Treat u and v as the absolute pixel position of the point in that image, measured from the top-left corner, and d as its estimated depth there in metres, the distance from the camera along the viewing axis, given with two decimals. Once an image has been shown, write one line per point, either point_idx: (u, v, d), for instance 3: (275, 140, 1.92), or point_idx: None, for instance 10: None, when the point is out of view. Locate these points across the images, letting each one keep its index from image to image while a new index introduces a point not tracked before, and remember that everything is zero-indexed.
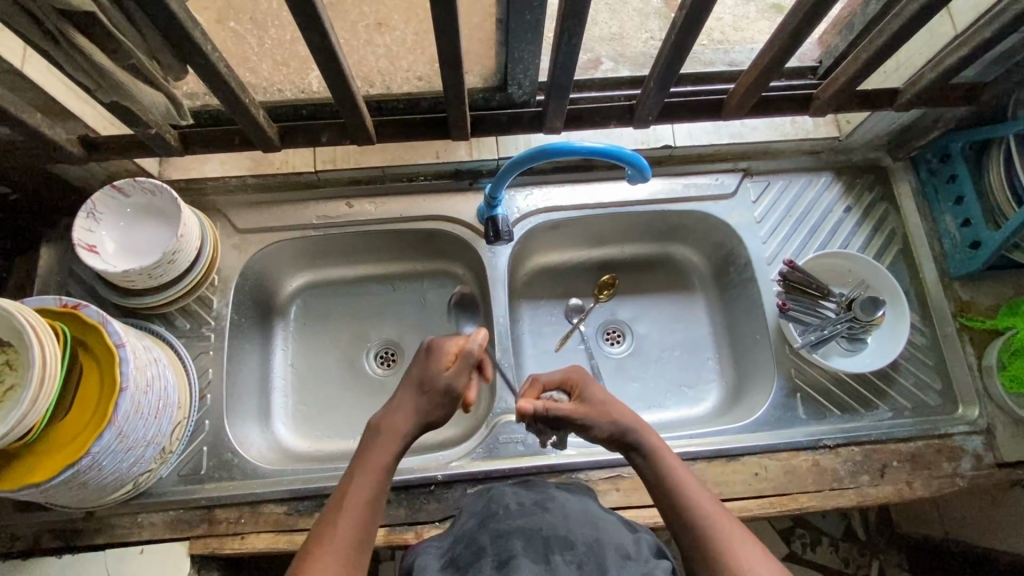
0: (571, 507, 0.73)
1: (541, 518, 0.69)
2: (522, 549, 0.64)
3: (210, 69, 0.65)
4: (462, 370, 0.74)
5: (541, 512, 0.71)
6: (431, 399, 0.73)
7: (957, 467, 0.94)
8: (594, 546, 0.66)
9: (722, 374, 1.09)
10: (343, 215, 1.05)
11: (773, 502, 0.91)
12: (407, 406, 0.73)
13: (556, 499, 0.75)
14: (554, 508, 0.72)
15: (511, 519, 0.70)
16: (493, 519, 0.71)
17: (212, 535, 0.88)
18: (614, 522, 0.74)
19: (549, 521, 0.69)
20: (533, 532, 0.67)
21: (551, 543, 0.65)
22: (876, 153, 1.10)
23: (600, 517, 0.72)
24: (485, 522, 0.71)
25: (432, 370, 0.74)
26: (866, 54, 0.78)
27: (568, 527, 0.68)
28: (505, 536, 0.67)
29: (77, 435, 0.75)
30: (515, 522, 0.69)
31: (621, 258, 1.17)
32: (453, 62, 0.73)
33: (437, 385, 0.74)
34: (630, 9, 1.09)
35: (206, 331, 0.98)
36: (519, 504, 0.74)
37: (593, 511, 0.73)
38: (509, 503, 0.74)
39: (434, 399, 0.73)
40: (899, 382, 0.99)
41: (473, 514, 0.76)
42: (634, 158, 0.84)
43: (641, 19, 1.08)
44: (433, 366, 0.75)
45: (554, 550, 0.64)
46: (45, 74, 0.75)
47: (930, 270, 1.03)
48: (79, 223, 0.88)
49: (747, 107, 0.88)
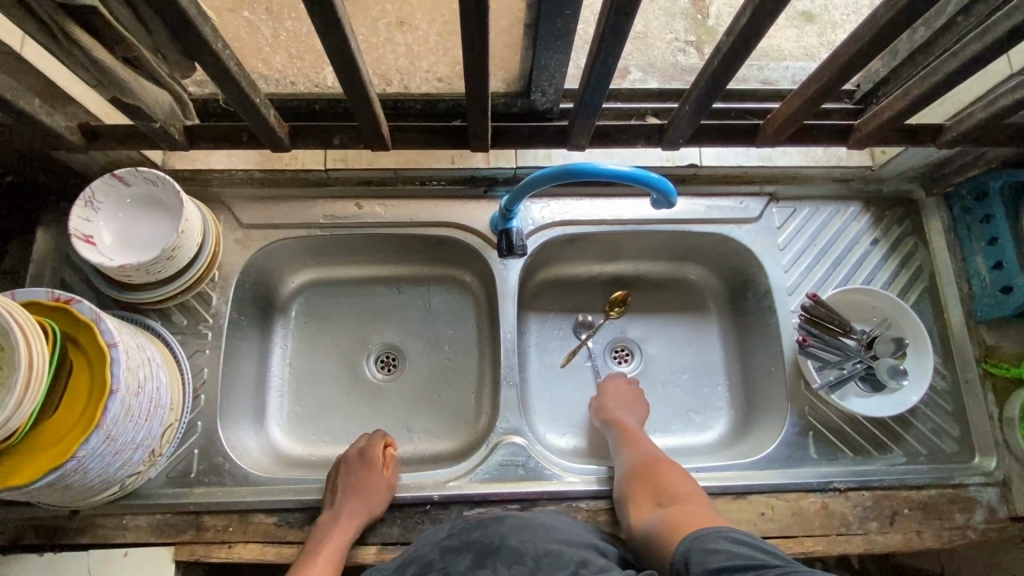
0: (532, 521, 0.77)
1: (496, 531, 0.75)
2: (469, 563, 0.70)
3: (220, 69, 0.61)
4: (383, 500, 0.86)
5: (497, 526, 0.76)
6: (370, 502, 0.85)
7: (970, 519, 0.91)
8: (540, 560, 0.69)
9: (731, 402, 1.06)
10: (351, 216, 1.01)
11: (778, 544, 0.88)
12: (348, 525, 0.82)
13: (517, 516, 0.79)
14: (512, 522, 0.77)
15: (469, 532, 0.76)
16: (452, 534, 0.76)
17: (198, 541, 0.86)
18: (563, 527, 0.77)
19: (501, 535, 0.74)
20: (484, 546, 0.72)
21: (495, 555, 0.70)
22: (908, 185, 1.05)
23: (550, 525, 0.76)
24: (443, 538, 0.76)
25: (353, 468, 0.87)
26: (915, 90, 0.74)
27: (520, 539, 0.73)
28: (456, 549, 0.73)
29: (62, 437, 0.72)
30: (470, 536, 0.75)
31: (634, 275, 1.13)
32: (479, 71, 0.69)
33: (365, 487, 0.85)
34: (656, 8, 1.05)
35: (203, 328, 0.95)
36: (480, 521, 0.78)
37: (547, 525, 0.76)
38: (466, 522, 0.79)
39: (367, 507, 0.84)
40: (916, 427, 0.95)
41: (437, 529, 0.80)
42: (661, 182, 0.80)
43: (666, 19, 1.04)
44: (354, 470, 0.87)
45: (498, 561, 0.70)
46: (45, 58, 0.71)
47: (956, 311, 1.00)
48: (76, 212, 0.84)
49: (784, 135, 0.84)
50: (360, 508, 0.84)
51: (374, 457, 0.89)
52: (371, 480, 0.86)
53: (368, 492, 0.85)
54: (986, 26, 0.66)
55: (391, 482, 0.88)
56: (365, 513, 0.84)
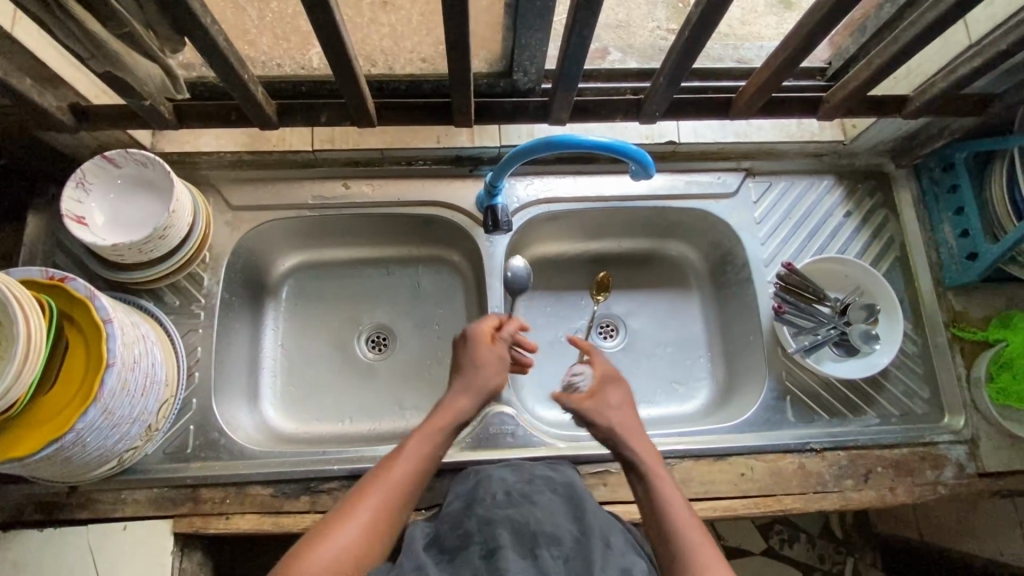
0: (559, 501, 0.71)
1: (529, 509, 0.67)
2: (510, 541, 0.63)
3: (208, 43, 0.63)
4: (498, 380, 0.85)
5: (529, 504, 0.68)
6: (483, 380, 0.83)
7: (940, 475, 0.95)
8: (581, 543, 0.64)
9: (712, 372, 1.10)
10: (339, 196, 1.03)
11: (757, 502, 0.91)
12: (462, 400, 0.81)
13: (543, 492, 0.72)
14: (542, 500, 0.70)
15: (499, 508, 0.68)
16: (480, 506, 0.69)
17: (196, 514, 0.88)
18: (591, 506, 0.70)
19: (537, 516, 0.66)
20: (521, 526, 0.65)
21: (538, 537, 0.63)
22: (879, 159, 1.09)
23: (584, 505, 0.69)
24: (472, 509, 0.69)
25: (484, 349, 0.86)
26: (880, 59, 0.78)
27: (555, 522, 0.66)
28: (493, 523, 0.65)
29: (61, 409, 0.74)
30: (502, 512, 0.67)
31: (617, 253, 1.16)
32: (461, 46, 0.71)
33: (481, 364, 0.85)
34: None
35: (195, 308, 0.97)
36: (506, 495, 0.71)
37: (581, 501, 0.70)
38: (495, 489, 0.71)
39: (470, 385, 0.83)
40: (888, 389, 0.99)
41: (461, 498, 0.74)
42: (640, 153, 0.82)
43: (649, 7, 1.06)
44: (481, 345, 0.86)
45: (540, 545, 0.63)
46: (35, 37, 0.72)
47: (925, 279, 1.04)
48: (67, 193, 0.86)
49: (756, 108, 0.88)
50: (471, 385, 0.83)
51: (482, 335, 0.87)
52: (492, 364, 0.85)
53: (483, 370, 0.84)
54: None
55: (502, 360, 0.86)
56: (479, 391, 0.83)
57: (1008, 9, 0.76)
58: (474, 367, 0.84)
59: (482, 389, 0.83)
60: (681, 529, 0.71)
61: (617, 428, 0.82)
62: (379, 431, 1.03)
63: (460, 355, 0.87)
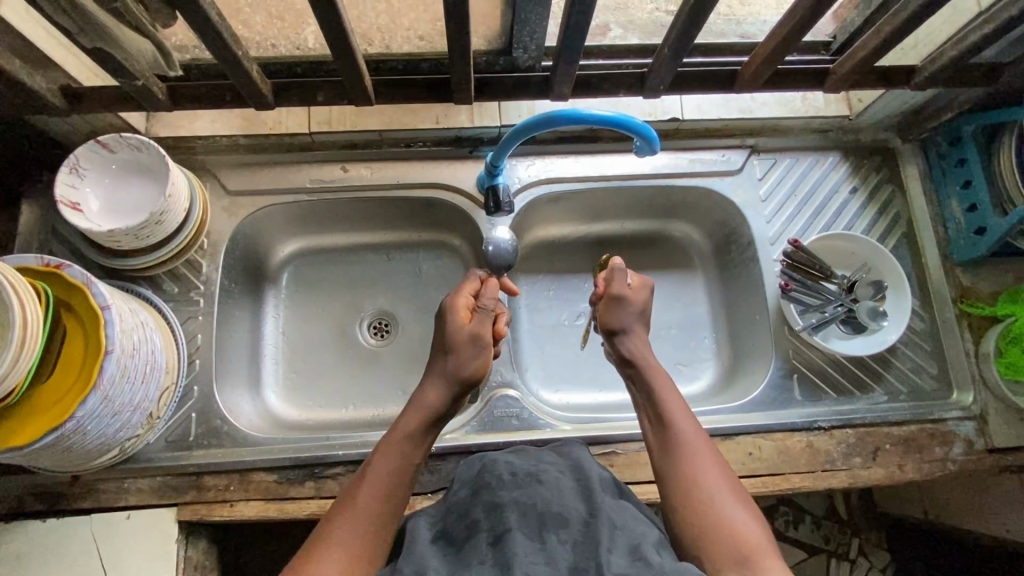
0: (567, 480, 0.68)
1: (536, 492, 0.65)
2: (518, 523, 0.61)
3: (201, 17, 0.62)
4: (473, 361, 0.76)
5: (536, 484, 0.66)
6: (455, 365, 0.76)
7: (949, 452, 0.94)
8: (590, 525, 0.62)
9: (718, 353, 1.09)
10: (338, 180, 1.01)
11: (765, 482, 0.91)
12: (432, 395, 0.75)
13: (551, 471, 0.69)
14: (550, 479, 0.68)
15: (506, 490, 0.66)
16: (487, 490, 0.66)
17: (201, 501, 0.87)
18: (601, 486, 0.68)
19: (544, 496, 0.64)
20: (529, 507, 0.63)
21: (546, 519, 0.61)
22: (885, 134, 1.07)
23: (593, 485, 0.67)
24: (479, 493, 0.67)
25: (454, 332, 0.78)
26: (888, 28, 0.77)
27: (563, 502, 0.64)
28: (501, 507, 0.63)
29: (60, 398, 0.73)
30: (509, 494, 0.65)
31: (620, 234, 1.15)
32: (460, 19, 0.69)
33: (451, 348, 0.77)
34: None
35: (195, 295, 0.96)
36: (513, 475, 0.68)
37: (589, 481, 0.68)
38: (503, 473, 0.68)
39: (447, 374, 0.76)
40: (896, 366, 0.98)
41: (467, 484, 0.71)
42: (644, 128, 0.81)
43: None
44: (452, 328, 0.78)
45: (549, 528, 0.61)
46: (23, 16, 0.71)
47: (932, 255, 1.03)
48: (61, 179, 0.84)
49: (761, 80, 0.87)
50: (441, 376, 0.76)
51: (458, 312, 0.79)
52: (464, 344, 0.77)
53: (454, 354, 0.77)
54: None
55: (483, 334, 0.77)
56: (453, 378, 0.76)
57: None
58: (445, 352, 0.77)
59: (454, 375, 0.75)
60: (677, 421, 0.75)
61: (624, 330, 0.84)
62: (382, 417, 1.02)
63: (434, 342, 0.80)
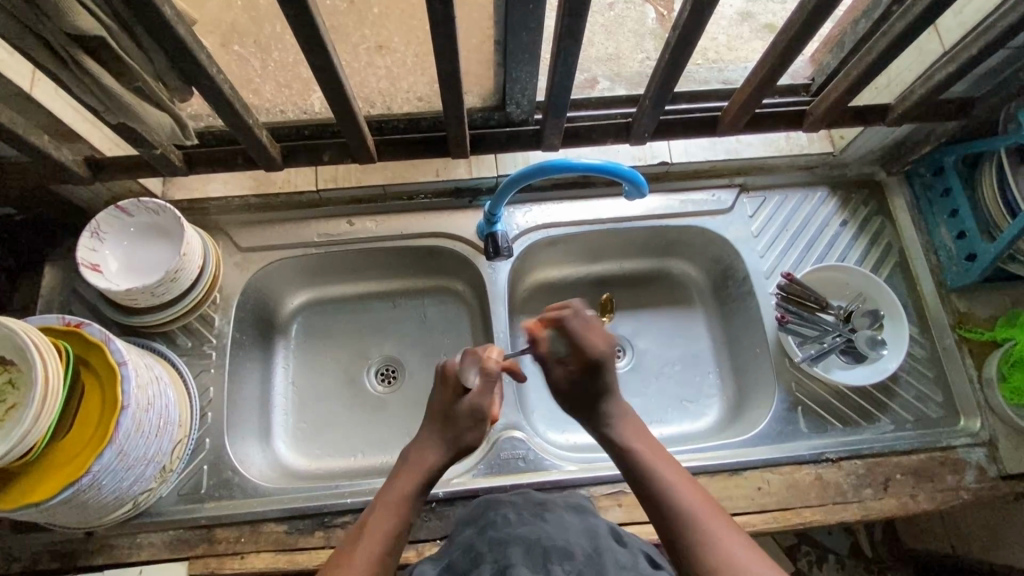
0: (572, 520, 0.69)
1: (540, 528, 0.66)
2: (522, 558, 0.61)
3: (215, 91, 0.67)
4: (482, 395, 0.76)
5: (541, 523, 0.67)
6: (455, 429, 0.76)
7: (961, 480, 0.93)
8: (594, 558, 0.62)
9: (722, 388, 1.09)
10: (343, 233, 1.06)
11: (776, 517, 0.90)
12: (427, 449, 0.75)
13: (555, 512, 0.71)
14: (553, 518, 0.69)
15: (511, 528, 0.67)
16: (492, 528, 0.68)
17: (212, 554, 0.88)
18: (608, 532, 0.69)
19: (549, 532, 0.65)
20: (533, 542, 0.63)
21: (550, 552, 0.61)
22: (871, 167, 1.11)
23: (599, 528, 0.68)
24: (484, 531, 0.68)
25: (444, 394, 0.78)
26: (855, 71, 0.81)
27: (567, 538, 0.64)
28: (505, 543, 0.63)
29: (78, 453, 0.75)
30: (514, 531, 0.66)
31: (619, 273, 1.17)
32: (453, 81, 0.75)
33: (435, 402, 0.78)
34: (626, 30, 1.13)
35: (207, 349, 0.99)
36: (518, 514, 0.70)
37: (595, 523, 0.69)
38: (508, 514, 0.70)
39: (458, 427, 0.76)
40: (900, 395, 0.99)
41: (471, 526, 0.72)
42: (632, 174, 0.85)
43: (637, 40, 1.12)
44: (447, 397, 0.78)
45: (553, 560, 0.61)
46: (52, 96, 0.77)
47: (927, 282, 1.04)
48: (83, 243, 0.89)
49: (741, 124, 0.91)
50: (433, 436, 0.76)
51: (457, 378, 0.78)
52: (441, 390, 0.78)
53: (454, 420, 0.76)
54: (910, 4, 0.73)
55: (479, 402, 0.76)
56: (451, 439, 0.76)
57: (975, 16, 0.79)
58: (438, 414, 0.77)
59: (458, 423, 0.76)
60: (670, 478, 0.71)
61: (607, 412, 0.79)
62: (390, 465, 1.03)
63: (431, 402, 0.79)
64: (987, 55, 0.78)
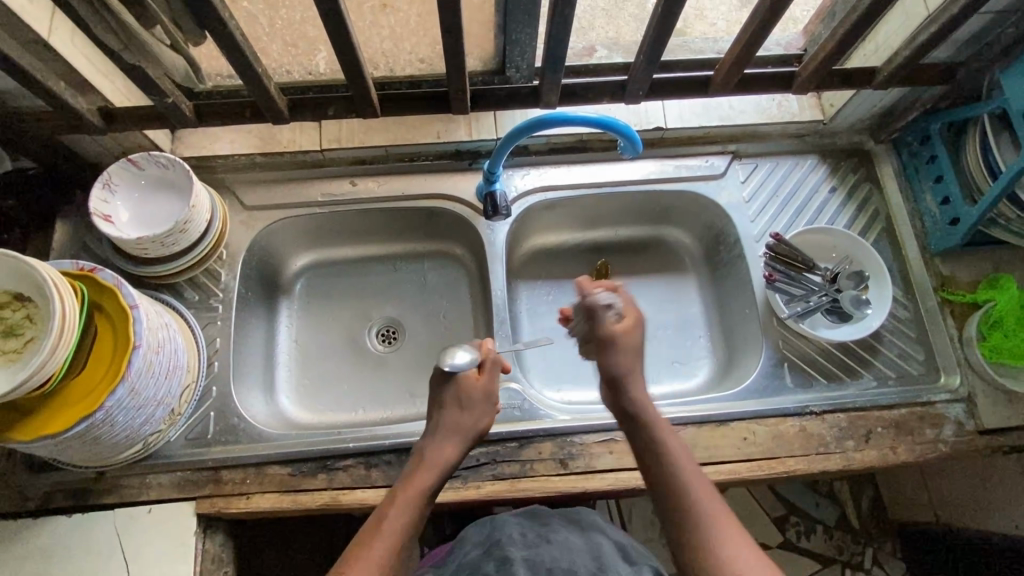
0: (574, 540, 0.81)
1: (546, 550, 0.77)
2: None
3: (226, 36, 0.70)
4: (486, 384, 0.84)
5: (545, 543, 0.79)
6: (462, 419, 0.82)
7: (939, 433, 0.97)
8: None
9: (713, 350, 1.13)
10: (347, 193, 1.09)
11: (761, 465, 0.93)
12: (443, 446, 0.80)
13: (559, 533, 0.82)
14: (558, 540, 0.80)
15: (518, 548, 0.78)
16: (499, 547, 0.78)
17: (219, 495, 0.91)
18: (611, 551, 0.80)
19: (555, 554, 0.77)
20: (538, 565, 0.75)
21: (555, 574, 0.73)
22: (860, 137, 1.14)
23: (600, 547, 0.80)
24: (491, 550, 0.79)
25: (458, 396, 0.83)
26: (841, 32, 0.84)
27: (571, 559, 0.76)
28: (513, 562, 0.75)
29: (91, 390, 0.78)
30: (521, 552, 0.77)
31: (614, 240, 1.21)
32: (455, 35, 0.77)
33: (448, 403, 0.83)
34: (626, 14, 1.15)
35: (213, 302, 1.02)
36: (524, 535, 0.81)
37: (598, 545, 0.80)
38: (514, 533, 0.81)
39: (467, 429, 0.82)
40: (883, 353, 1.02)
41: (480, 543, 0.82)
42: (627, 130, 0.88)
43: (637, 24, 1.14)
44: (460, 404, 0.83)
45: None
46: (70, 46, 0.80)
47: (912, 247, 1.07)
48: (95, 193, 0.92)
49: (733, 84, 0.94)
50: (448, 436, 0.81)
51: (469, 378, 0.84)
52: (474, 402, 0.84)
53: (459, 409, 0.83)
54: None
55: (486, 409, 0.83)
56: (460, 433, 0.81)
57: None
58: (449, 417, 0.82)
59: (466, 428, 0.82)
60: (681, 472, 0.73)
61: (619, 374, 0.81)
62: (390, 418, 1.06)
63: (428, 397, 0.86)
64: (968, 15, 0.81)
